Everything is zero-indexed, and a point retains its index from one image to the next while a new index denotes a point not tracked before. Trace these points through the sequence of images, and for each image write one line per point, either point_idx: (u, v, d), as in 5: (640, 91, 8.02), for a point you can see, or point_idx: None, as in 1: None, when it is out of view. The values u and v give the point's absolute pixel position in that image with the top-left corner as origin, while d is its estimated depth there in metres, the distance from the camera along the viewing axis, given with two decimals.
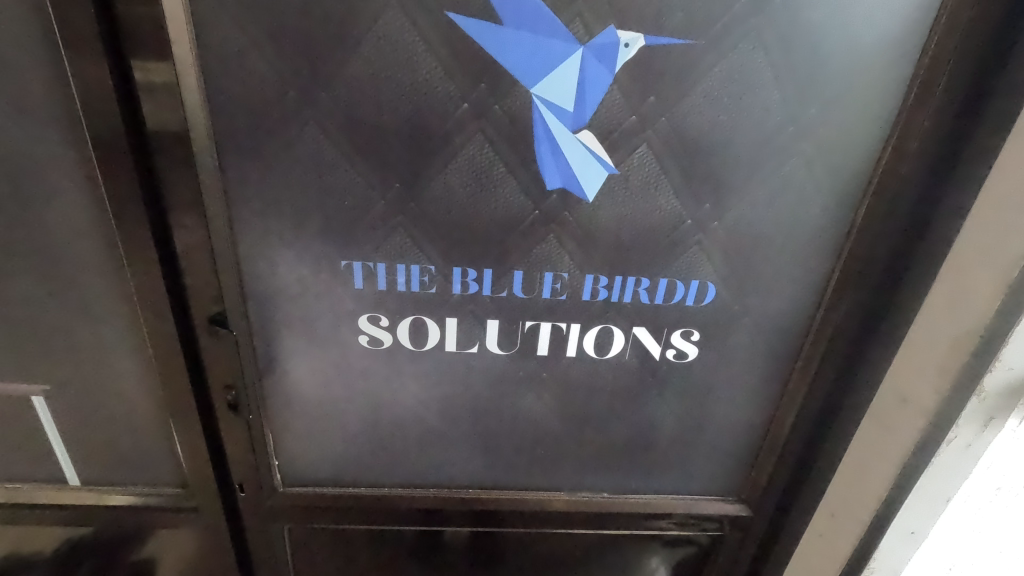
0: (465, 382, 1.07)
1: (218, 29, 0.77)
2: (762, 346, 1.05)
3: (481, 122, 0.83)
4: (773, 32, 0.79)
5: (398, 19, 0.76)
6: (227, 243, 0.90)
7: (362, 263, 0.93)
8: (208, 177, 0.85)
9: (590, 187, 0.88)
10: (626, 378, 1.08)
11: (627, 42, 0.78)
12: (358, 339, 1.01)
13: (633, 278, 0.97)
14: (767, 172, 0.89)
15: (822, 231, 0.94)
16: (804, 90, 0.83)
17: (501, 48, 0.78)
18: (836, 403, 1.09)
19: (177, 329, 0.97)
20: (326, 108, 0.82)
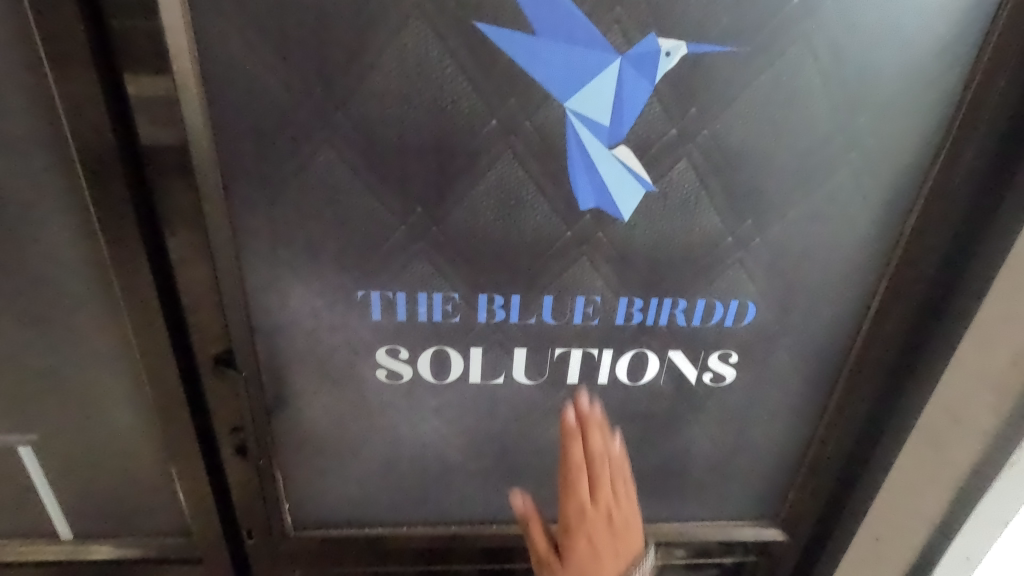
0: (490, 414, 1.00)
1: (222, 44, 0.70)
2: (802, 366, 1.00)
3: (511, 139, 0.77)
4: (823, 37, 0.74)
5: (420, 30, 0.70)
6: (234, 276, 0.83)
7: (381, 293, 0.87)
8: (212, 206, 0.77)
9: (626, 205, 0.82)
10: (660, 403, 1.02)
11: (668, 50, 0.73)
12: (376, 373, 0.94)
13: (669, 300, 0.91)
14: (813, 185, 0.84)
15: (869, 244, 0.89)
16: (854, 97, 0.78)
17: (533, 61, 0.72)
18: (879, 421, 1.04)
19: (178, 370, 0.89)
20: (341, 128, 0.75)
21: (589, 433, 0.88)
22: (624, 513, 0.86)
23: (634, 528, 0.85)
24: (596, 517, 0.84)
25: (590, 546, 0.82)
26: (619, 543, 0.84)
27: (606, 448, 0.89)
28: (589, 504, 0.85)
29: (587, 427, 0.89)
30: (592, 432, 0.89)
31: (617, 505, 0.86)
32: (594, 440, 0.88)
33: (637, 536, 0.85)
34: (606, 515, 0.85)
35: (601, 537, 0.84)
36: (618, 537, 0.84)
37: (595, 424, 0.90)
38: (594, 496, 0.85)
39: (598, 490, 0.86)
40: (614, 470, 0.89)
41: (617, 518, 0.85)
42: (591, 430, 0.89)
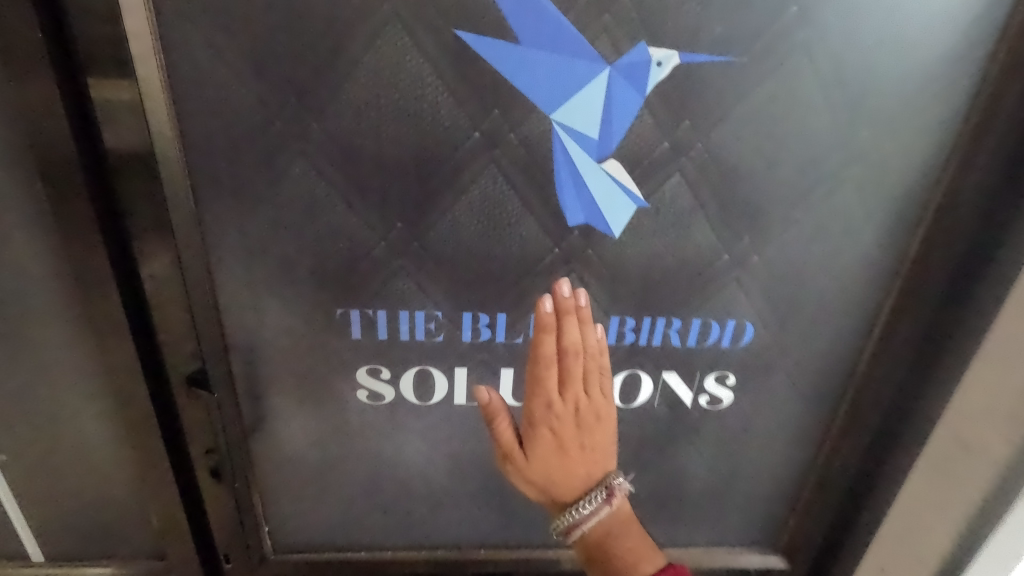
0: (476, 437, 0.96)
1: (190, 53, 0.66)
2: (803, 388, 0.96)
3: (495, 153, 0.73)
4: (823, 46, 0.70)
5: (398, 38, 0.67)
6: (207, 293, 0.79)
7: (360, 311, 0.83)
8: (183, 220, 0.74)
9: (617, 221, 0.79)
10: (653, 426, 0.97)
11: (659, 60, 0.69)
12: (357, 394, 0.90)
13: (662, 319, 0.87)
14: (813, 201, 0.80)
15: (873, 262, 0.85)
16: (855, 109, 0.74)
17: (517, 70, 0.69)
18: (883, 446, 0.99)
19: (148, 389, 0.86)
20: (317, 141, 0.71)
21: (566, 319, 0.71)
22: (598, 403, 0.72)
23: (608, 410, 0.73)
24: (565, 416, 0.71)
25: (556, 443, 0.71)
26: (589, 441, 0.71)
27: (585, 332, 0.72)
28: (559, 404, 0.71)
29: (565, 313, 0.71)
30: (568, 318, 0.71)
31: (589, 394, 0.72)
32: (569, 328, 0.71)
33: (611, 420, 0.73)
34: (575, 409, 0.71)
35: (570, 440, 0.71)
36: (590, 428, 0.71)
37: (577, 310, 0.73)
38: (563, 386, 0.71)
39: (569, 377, 0.71)
40: (593, 357, 0.72)
41: (588, 411, 0.71)
42: (567, 317, 0.71)
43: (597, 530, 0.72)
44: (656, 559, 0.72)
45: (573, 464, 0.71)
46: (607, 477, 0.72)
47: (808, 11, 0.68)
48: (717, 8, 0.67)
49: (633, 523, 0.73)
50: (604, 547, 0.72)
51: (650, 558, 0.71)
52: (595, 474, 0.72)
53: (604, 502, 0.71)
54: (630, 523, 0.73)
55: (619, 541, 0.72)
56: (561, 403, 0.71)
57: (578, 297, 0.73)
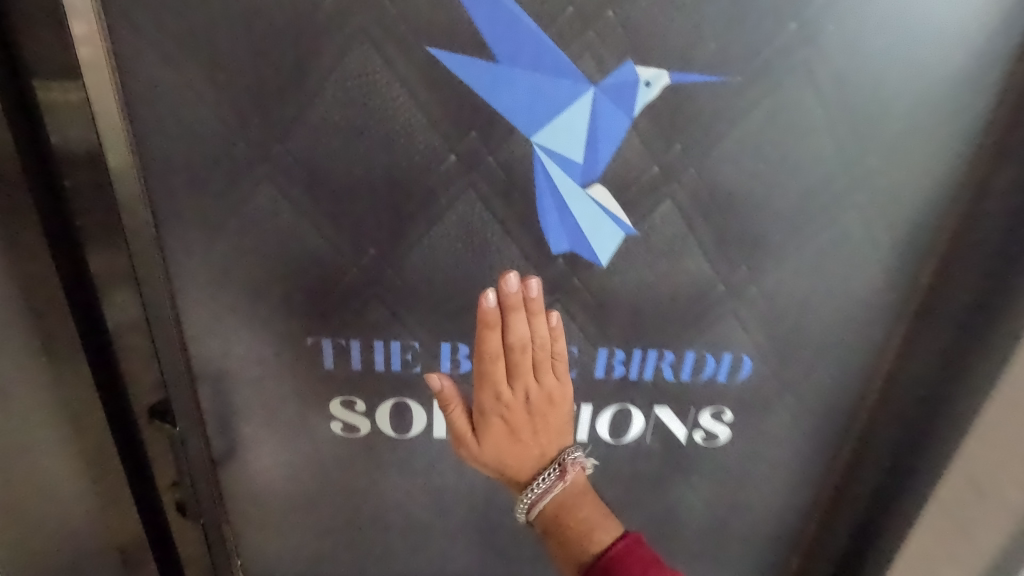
0: (457, 471, 0.91)
1: (145, 71, 0.62)
2: (806, 425, 0.90)
3: (472, 177, 0.69)
4: (826, 66, 0.65)
5: (367, 56, 0.62)
6: (170, 320, 0.75)
7: (333, 339, 0.79)
8: (142, 246, 0.70)
9: (604, 250, 0.74)
10: (645, 462, 0.92)
11: (647, 80, 0.64)
12: (330, 425, 0.86)
13: (654, 352, 0.82)
14: (815, 230, 0.74)
15: (881, 295, 0.79)
16: (861, 133, 0.69)
17: (495, 90, 0.64)
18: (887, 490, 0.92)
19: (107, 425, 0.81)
20: (284, 163, 0.67)
21: (513, 317, 0.70)
22: (550, 387, 0.76)
23: (562, 392, 0.76)
24: (515, 404, 0.75)
25: (507, 428, 0.76)
26: (541, 424, 0.77)
27: (534, 324, 0.72)
28: (508, 394, 0.74)
29: (513, 307, 0.69)
30: (515, 316, 0.70)
31: (540, 379, 0.75)
32: (516, 325, 0.71)
33: (564, 401, 0.77)
34: (525, 396, 0.75)
35: (521, 425, 0.76)
36: (542, 411, 0.76)
37: (527, 302, 0.70)
38: (512, 377, 0.74)
39: (519, 368, 0.73)
40: (544, 346, 0.73)
41: (540, 396, 0.75)
42: (514, 313, 0.70)
43: (554, 504, 0.76)
44: (613, 528, 0.74)
45: (526, 447, 0.77)
46: (561, 454, 0.77)
47: (810, 28, 0.63)
48: (710, 24, 0.62)
49: (592, 498, 0.76)
50: (561, 522, 0.75)
51: (606, 529, 0.74)
52: (549, 453, 0.77)
53: (557, 480, 0.76)
54: (588, 495, 0.77)
55: (571, 513, 0.75)
56: (510, 392, 0.74)
57: (528, 292, 0.70)
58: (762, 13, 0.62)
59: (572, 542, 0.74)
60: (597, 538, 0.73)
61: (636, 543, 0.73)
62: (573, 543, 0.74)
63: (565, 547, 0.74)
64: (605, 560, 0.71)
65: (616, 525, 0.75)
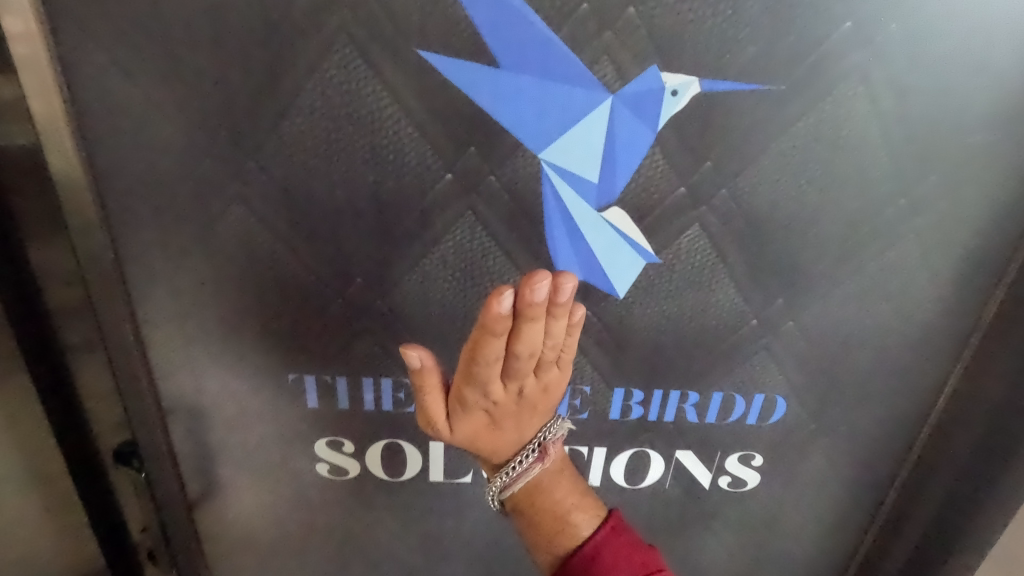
0: (455, 518, 0.82)
1: (96, 79, 0.54)
2: (845, 471, 0.80)
3: (471, 199, 0.60)
4: (883, 72, 0.55)
5: (349, 61, 0.54)
6: (134, 355, 0.68)
7: (316, 377, 0.71)
8: (101, 273, 0.63)
9: (621, 280, 0.65)
10: (664, 509, 0.83)
11: (674, 88, 0.55)
12: (316, 468, 0.78)
13: (676, 392, 0.73)
14: (865, 259, 0.65)
15: (936, 333, 0.69)
16: (922, 148, 0.59)
17: (497, 100, 0.56)
18: (928, 563, 0.80)
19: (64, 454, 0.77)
20: (257, 183, 0.59)
21: (529, 325, 0.49)
22: (548, 378, 0.57)
23: (559, 382, 0.58)
24: (505, 402, 0.55)
25: (488, 421, 0.57)
26: (529, 415, 0.58)
27: (552, 327, 0.51)
28: (499, 393, 0.55)
29: (531, 318, 0.49)
30: (532, 325, 0.49)
31: (541, 373, 0.55)
32: (530, 334, 0.50)
33: (559, 391, 0.59)
34: (519, 392, 0.55)
35: (505, 419, 0.57)
36: (534, 402, 0.57)
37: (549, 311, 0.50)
38: (508, 374, 0.53)
39: (519, 371, 0.52)
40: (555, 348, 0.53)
41: (535, 389, 0.56)
42: (531, 320, 0.49)
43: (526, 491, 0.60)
44: (594, 508, 0.60)
45: (503, 435, 0.58)
46: (539, 434, 0.60)
47: (868, 27, 0.53)
48: (749, 24, 0.53)
49: (568, 473, 0.61)
50: (534, 508, 0.60)
51: (585, 511, 0.59)
52: (527, 434, 0.59)
53: (535, 463, 0.60)
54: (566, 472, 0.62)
55: (545, 492, 0.59)
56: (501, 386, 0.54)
57: (556, 298, 0.49)
58: (812, 10, 0.52)
59: (547, 530, 0.59)
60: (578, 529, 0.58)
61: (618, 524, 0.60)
62: (550, 531, 0.59)
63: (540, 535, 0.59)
64: (588, 548, 0.57)
65: (597, 503, 0.61)
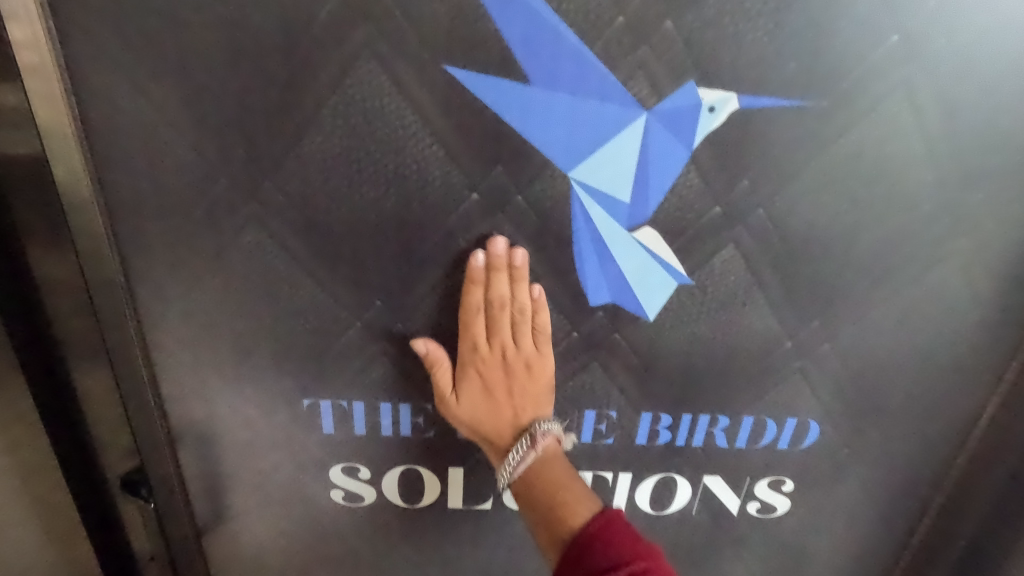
0: (474, 546, 0.79)
1: (106, 95, 0.52)
2: (879, 497, 0.77)
3: (498, 218, 0.58)
4: (930, 85, 0.53)
5: (372, 76, 0.52)
6: (143, 381, 0.65)
7: (332, 402, 0.68)
8: (109, 296, 0.60)
9: (651, 302, 0.62)
10: (690, 535, 0.80)
11: (711, 104, 0.53)
12: (330, 495, 0.75)
13: (706, 417, 0.70)
14: (906, 279, 0.62)
15: (978, 356, 0.67)
16: (968, 165, 0.57)
17: (525, 116, 0.53)
18: None
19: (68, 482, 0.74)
20: (275, 203, 0.57)
21: (495, 276, 0.58)
22: (528, 354, 0.61)
23: (542, 363, 0.61)
24: (490, 363, 0.61)
25: (481, 387, 0.62)
26: (516, 390, 0.62)
27: (518, 288, 0.59)
28: (484, 350, 0.61)
29: (496, 269, 0.58)
30: (498, 275, 0.58)
31: (519, 343, 0.60)
32: (498, 285, 0.58)
33: (544, 375, 0.62)
34: (501, 359, 0.61)
35: (495, 384, 0.62)
36: (519, 378, 0.61)
37: (511, 269, 0.58)
38: (490, 334, 0.60)
39: (496, 327, 0.60)
40: (525, 313, 0.59)
41: (516, 362, 0.61)
42: (497, 271, 0.58)
43: (525, 479, 0.62)
44: (592, 502, 0.59)
45: (499, 410, 0.62)
46: (534, 423, 0.62)
47: (914, 40, 0.51)
48: (791, 38, 0.50)
49: (564, 463, 0.63)
50: (533, 496, 0.61)
51: (580, 501, 0.59)
52: (522, 419, 0.63)
53: (529, 451, 0.62)
54: (561, 464, 0.63)
55: (539, 476, 0.61)
56: (485, 348, 0.61)
57: (513, 256, 0.58)
58: (858, 23, 0.50)
59: (547, 518, 0.59)
60: (573, 517, 0.58)
61: (618, 517, 0.57)
62: (549, 520, 0.59)
63: (543, 525, 0.59)
64: (583, 536, 0.56)
65: (594, 497, 0.60)
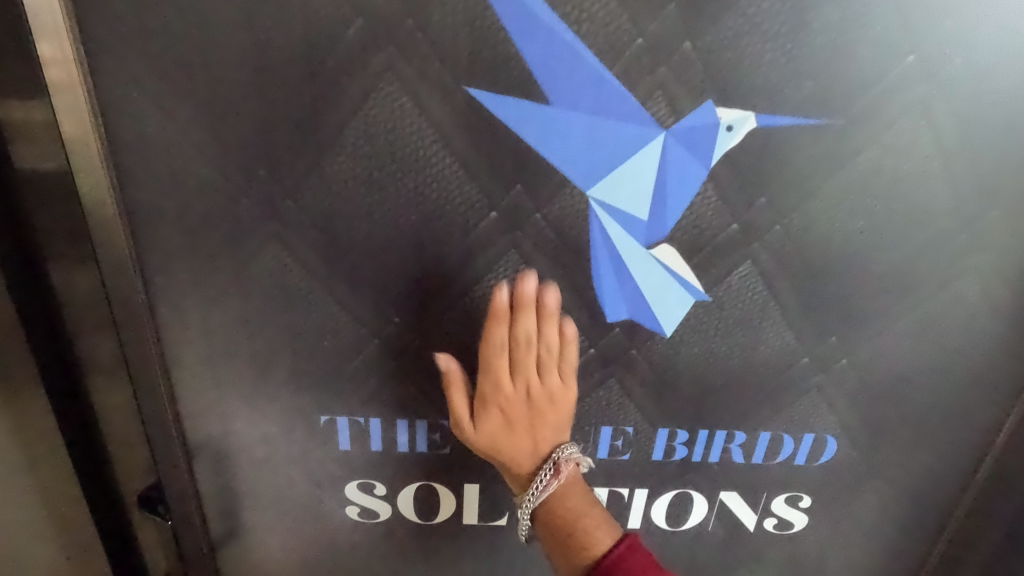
0: (489, 563, 0.79)
1: (132, 115, 0.53)
2: (897, 513, 0.76)
3: (516, 236, 0.58)
4: (947, 104, 0.53)
5: (393, 97, 0.52)
6: (161, 396, 0.65)
7: (349, 419, 0.68)
8: (130, 312, 0.61)
9: (668, 319, 0.62)
10: (706, 551, 0.79)
11: (730, 123, 0.53)
12: (346, 511, 0.75)
13: (722, 433, 0.70)
14: (923, 295, 0.62)
15: (997, 372, 0.66)
16: (986, 182, 0.57)
17: (545, 136, 0.54)
18: None
19: (86, 494, 0.74)
20: (296, 221, 0.57)
21: (522, 312, 0.58)
22: (554, 388, 0.60)
23: (567, 396, 0.60)
24: (514, 397, 0.60)
25: (502, 420, 0.60)
26: (539, 423, 0.60)
27: (545, 325, 0.59)
28: (507, 383, 0.59)
29: (524, 307, 0.58)
30: (525, 312, 0.58)
31: (544, 376, 0.60)
32: (525, 322, 0.58)
33: (569, 408, 0.61)
34: (524, 393, 0.60)
35: (519, 418, 0.61)
36: (542, 413, 0.60)
37: (539, 306, 0.58)
38: (514, 368, 0.59)
39: (521, 362, 0.59)
40: (552, 349, 0.59)
41: (540, 395, 0.60)
42: (524, 307, 0.58)
43: (545, 506, 0.61)
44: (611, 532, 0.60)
45: (520, 442, 0.61)
46: (555, 450, 0.61)
47: (931, 60, 0.52)
48: (809, 58, 0.51)
49: (584, 490, 0.62)
50: (553, 522, 0.61)
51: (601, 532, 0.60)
52: (543, 448, 0.61)
53: (552, 480, 0.61)
54: (578, 487, 0.62)
55: (559, 503, 0.61)
56: (509, 381, 0.59)
57: (544, 296, 0.58)
58: (875, 43, 0.51)
59: (568, 546, 0.60)
60: (595, 546, 0.59)
61: (636, 546, 0.59)
62: (569, 547, 0.60)
63: (561, 553, 0.60)
64: (606, 564, 0.58)
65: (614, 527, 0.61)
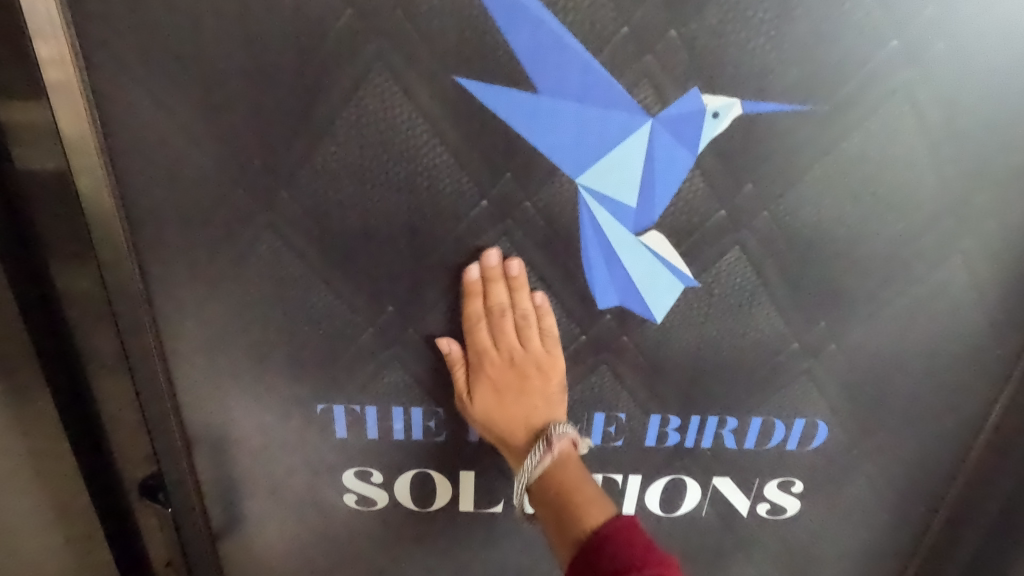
0: (485, 550, 0.80)
1: (127, 109, 0.53)
2: (888, 497, 0.77)
3: (507, 224, 0.59)
4: (930, 89, 0.54)
5: (384, 87, 0.53)
6: (161, 387, 0.66)
7: (346, 407, 0.69)
8: (129, 303, 0.62)
9: (658, 305, 0.63)
10: (700, 536, 0.80)
11: (716, 110, 0.54)
12: (344, 499, 0.76)
13: (714, 418, 0.71)
14: (909, 279, 0.63)
15: (986, 357, 0.67)
16: (969, 166, 0.57)
17: (533, 125, 0.55)
18: None
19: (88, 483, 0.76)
20: (290, 212, 0.58)
21: (493, 284, 0.60)
22: (539, 355, 0.63)
23: (552, 362, 0.63)
24: (500, 366, 0.62)
25: (493, 391, 0.63)
26: (527, 392, 0.62)
27: (517, 294, 0.61)
28: (493, 354, 0.62)
29: (493, 279, 0.60)
30: (496, 284, 0.60)
31: (527, 344, 0.62)
32: (496, 294, 0.61)
33: (555, 373, 0.63)
34: (510, 362, 0.62)
35: (508, 388, 0.63)
36: (530, 380, 0.62)
37: (508, 277, 0.61)
38: (496, 337, 0.62)
39: (501, 332, 0.62)
40: (528, 317, 0.62)
41: (526, 363, 0.62)
42: (494, 280, 0.60)
43: (541, 481, 0.62)
44: (607, 510, 0.58)
45: (511, 411, 0.63)
46: (548, 426, 0.62)
47: (913, 46, 0.52)
48: (793, 45, 0.52)
49: (577, 465, 0.63)
50: (548, 499, 0.61)
51: (595, 509, 0.58)
52: (535, 422, 0.63)
53: (546, 454, 0.61)
54: (574, 462, 0.63)
55: (556, 478, 0.61)
56: (494, 353, 0.62)
57: (509, 265, 0.60)
58: (857, 30, 0.51)
59: (562, 522, 0.59)
60: (585, 518, 0.57)
61: (633, 525, 0.56)
62: (563, 523, 0.58)
63: (557, 528, 0.59)
64: (596, 538, 0.55)
65: (611, 506, 0.58)
